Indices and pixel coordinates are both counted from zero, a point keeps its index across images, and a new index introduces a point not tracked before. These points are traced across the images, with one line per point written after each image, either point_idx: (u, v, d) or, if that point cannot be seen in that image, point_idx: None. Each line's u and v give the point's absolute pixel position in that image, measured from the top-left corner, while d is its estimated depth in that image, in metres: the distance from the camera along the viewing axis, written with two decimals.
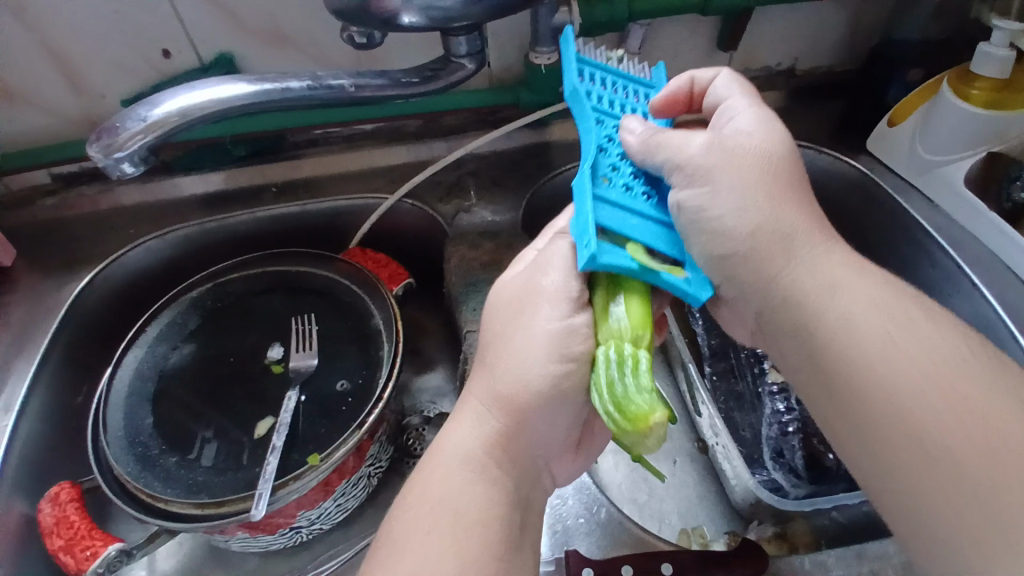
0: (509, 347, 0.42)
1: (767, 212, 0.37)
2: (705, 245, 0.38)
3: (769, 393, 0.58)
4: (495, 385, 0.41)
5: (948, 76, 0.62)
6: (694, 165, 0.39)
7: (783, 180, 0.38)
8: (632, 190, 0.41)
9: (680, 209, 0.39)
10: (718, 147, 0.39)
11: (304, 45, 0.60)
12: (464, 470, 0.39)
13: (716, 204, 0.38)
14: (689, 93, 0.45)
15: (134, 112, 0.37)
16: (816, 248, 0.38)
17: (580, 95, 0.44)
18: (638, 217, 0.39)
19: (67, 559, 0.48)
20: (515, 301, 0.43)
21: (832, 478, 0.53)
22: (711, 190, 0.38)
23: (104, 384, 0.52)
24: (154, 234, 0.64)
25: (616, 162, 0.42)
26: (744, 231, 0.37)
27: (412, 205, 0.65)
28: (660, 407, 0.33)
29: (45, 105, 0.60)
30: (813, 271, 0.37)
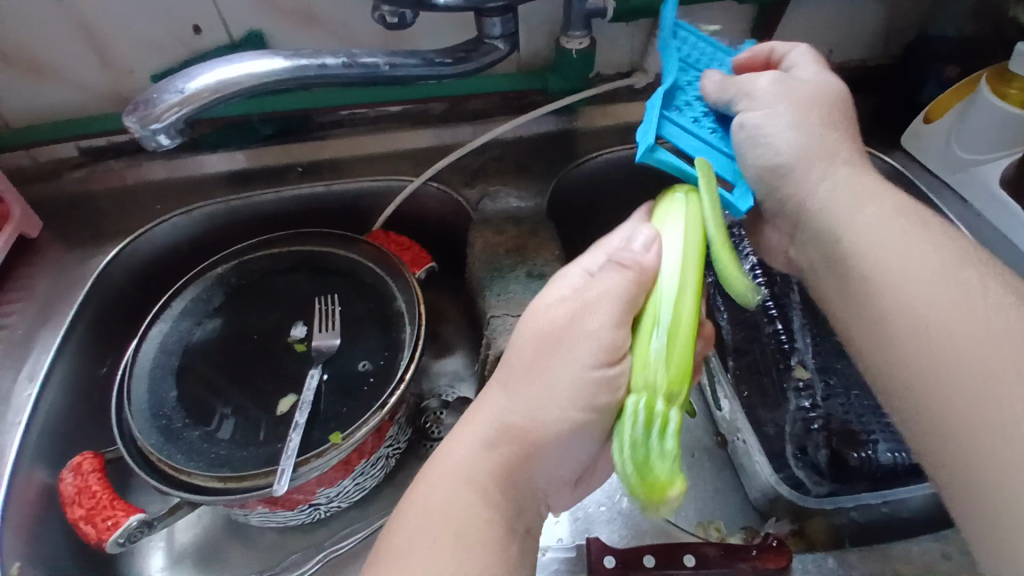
0: (536, 380, 0.39)
1: (816, 140, 0.43)
2: (758, 158, 0.44)
3: (794, 388, 0.54)
4: (513, 413, 0.39)
5: (986, 74, 0.60)
6: (762, 96, 0.44)
7: (833, 128, 0.44)
8: (700, 124, 0.46)
9: (741, 128, 0.44)
10: (782, 86, 0.45)
11: (333, 25, 0.60)
12: (469, 489, 0.37)
13: (775, 126, 0.43)
14: (766, 60, 0.49)
15: (171, 84, 0.37)
16: (853, 166, 0.43)
17: (670, 43, 0.48)
18: (697, 141, 0.45)
19: (87, 528, 0.48)
20: (553, 332, 0.40)
21: (855, 475, 0.51)
22: (772, 114, 0.43)
23: (129, 356, 0.53)
24: (179, 210, 0.64)
25: (690, 100, 0.46)
26: (793, 150, 0.43)
27: (436, 188, 0.65)
28: (678, 481, 0.35)
29: (75, 78, 0.60)
30: (845, 187, 0.42)
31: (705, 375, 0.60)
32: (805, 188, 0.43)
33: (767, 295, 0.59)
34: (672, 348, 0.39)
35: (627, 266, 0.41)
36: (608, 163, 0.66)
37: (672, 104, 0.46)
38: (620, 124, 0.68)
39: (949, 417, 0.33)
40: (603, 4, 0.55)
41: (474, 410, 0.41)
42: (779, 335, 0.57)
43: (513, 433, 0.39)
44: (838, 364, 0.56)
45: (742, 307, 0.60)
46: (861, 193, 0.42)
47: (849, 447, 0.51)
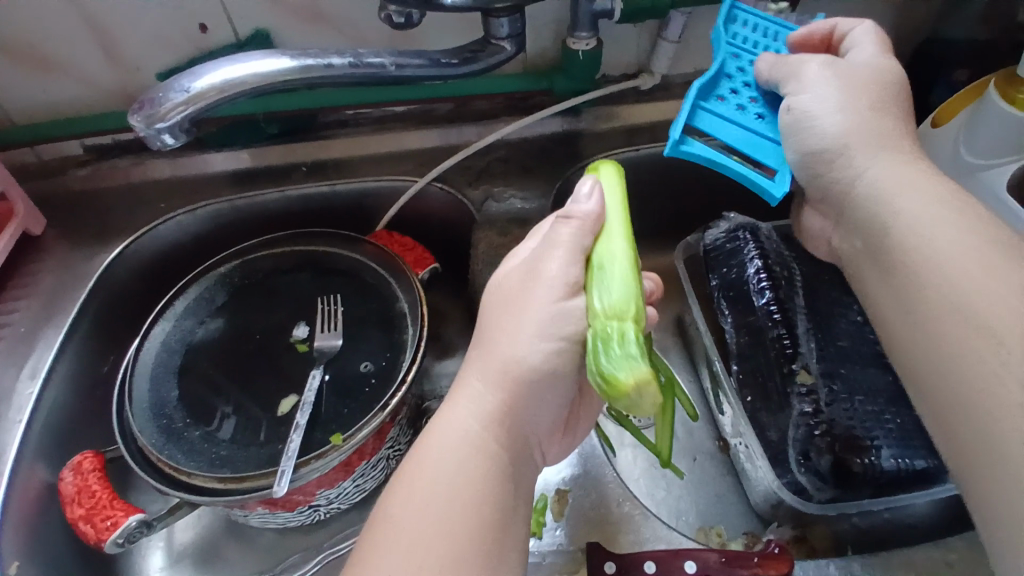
0: (507, 330, 0.41)
1: (865, 121, 0.42)
2: (802, 142, 0.43)
3: (798, 392, 0.53)
4: (493, 364, 0.40)
5: (995, 78, 0.59)
6: (810, 76, 0.43)
7: (884, 105, 0.43)
8: (745, 110, 0.46)
9: (788, 111, 0.43)
10: (833, 66, 0.44)
11: (341, 25, 0.60)
12: (464, 445, 0.37)
13: (822, 108, 0.42)
14: (827, 38, 0.48)
15: (177, 83, 0.37)
16: (899, 153, 0.42)
17: (721, 31, 0.49)
18: (737, 128, 0.45)
19: (86, 528, 0.48)
20: (515, 289, 0.42)
21: (860, 483, 0.50)
22: (819, 95, 0.42)
23: (131, 355, 0.53)
24: (183, 209, 0.64)
25: (738, 86, 0.47)
26: (841, 133, 0.42)
27: (440, 188, 0.65)
28: (641, 375, 0.35)
29: (82, 75, 0.60)
30: (889, 172, 0.41)
31: (708, 379, 0.60)
32: (847, 177, 0.42)
33: (771, 300, 0.57)
34: (609, 270, 0.40)
35: (571, 216, 0.43)
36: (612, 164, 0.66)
37: (715, 90, 0.47)
38: (626, 125, 0.67)
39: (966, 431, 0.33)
40: (610, 5, 0.54)
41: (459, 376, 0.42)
42: (782, 340, 0.55)
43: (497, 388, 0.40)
44: (841, 370, 0.55)
45: (746, 310, 0.58)
46: (897, 181, 0.40)
47: (853, 453, 0.50)
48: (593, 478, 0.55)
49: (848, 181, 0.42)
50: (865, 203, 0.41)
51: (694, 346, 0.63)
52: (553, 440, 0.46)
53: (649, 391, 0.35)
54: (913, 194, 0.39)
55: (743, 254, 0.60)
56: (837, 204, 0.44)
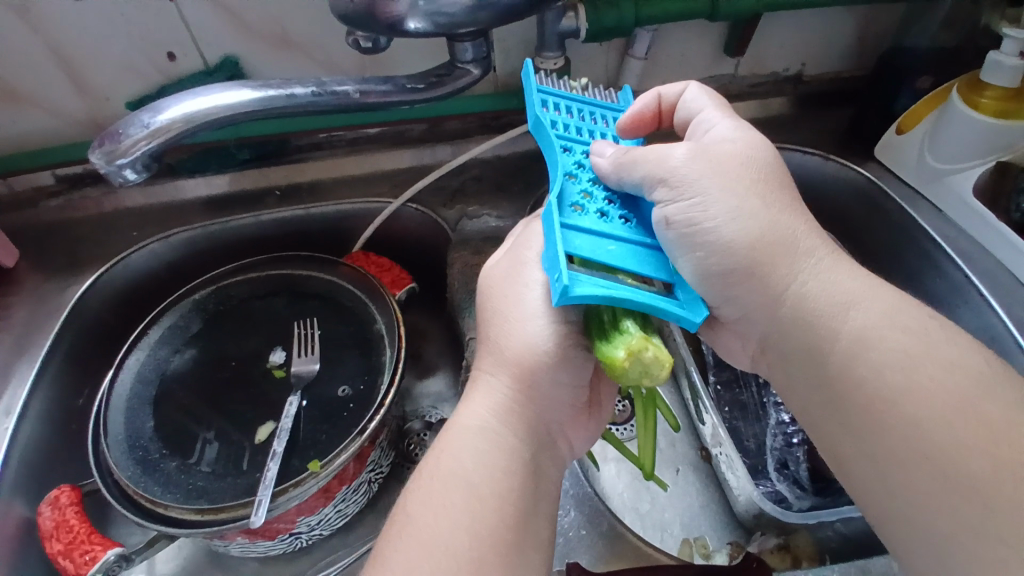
0: (507, 320, 0.42)
1: (763, 220, 0.37)
2: (698, 258, 0.38)
3: (774, 403, 0.58)
4: (503, 356, 0.41)
5: (958, 84, 0.61)
6: (676, 177, 0.38)
7: (771, 186, 0.38)
8: (607, 215, 0.40)
9: (667, 223, 0.38)
10: (699, 156, 0.39)
11: (309, 49, 0.60)
12: (481, 441, 0.38)
13: (705, 214, 0.37)
14: (658, 110, 0.46)
15: (137, 119, 0.37)
16: (818, 254, 0.37)
17: (544, 123, 0.44)
18: (615, 242, 0.38)
19: (64, 564, 0.47)
20: (510, 277, 0.43)
21: (837, 490, 0.53)
22: (698, 198, 0.37)
23: (105, 386, 0.52)
24: (158, 236, 0.64)
25: (587, 188, 0.41)
26: (739, 239, 0.37)
27: (415, 209, 0.65)
28: (637, 344, 0.34)
29: (51, 106, 0.60)
30: (820, 284, 0.37)
31: (687, 390, 0.60)
32: (769, 288, 0.38)
33: None
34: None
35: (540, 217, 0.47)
36: None
37: (566, 202, 0.40)
38: None
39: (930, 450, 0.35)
40: (575, 24, 0.55)
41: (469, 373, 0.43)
42: None
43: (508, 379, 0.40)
44: None
45: None
46: (847, 293, 0.37)
47: None
48: (574, 495, 0.55)
49: (773, 296, 0.38)
50: (805, 321, 0.37)
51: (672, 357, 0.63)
52: (575, 420, 0.45)
53: (648, 356, 0.34)
54: (866, 303, 0.37)
55: None
56: (760, 318, 0.39)
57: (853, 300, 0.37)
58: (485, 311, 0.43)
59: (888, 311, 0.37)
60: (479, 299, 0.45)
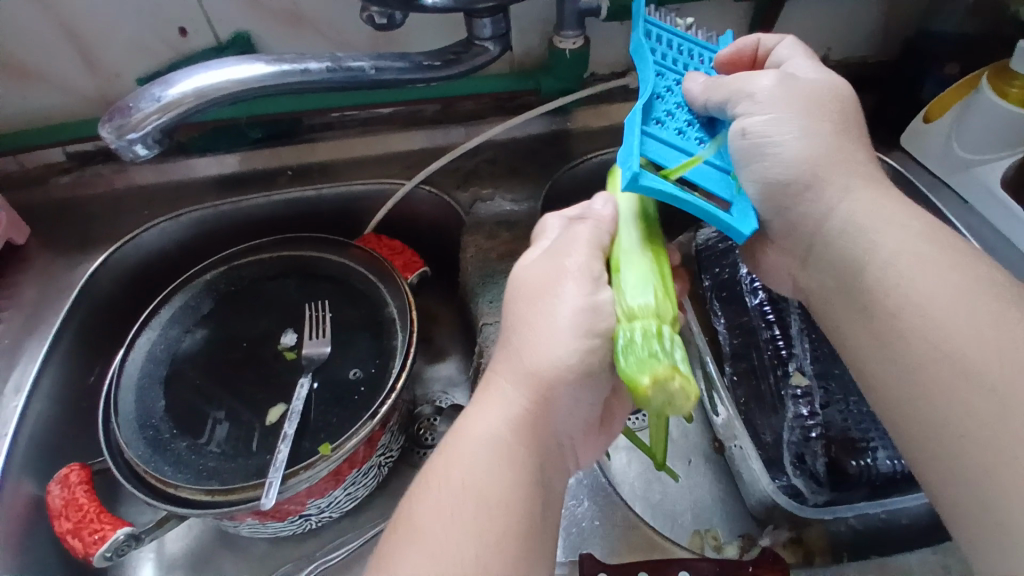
0: (536, 329, 0.39)
1: (834, 144, 0.39)
2: (766, 172, 0.39)
3: (793, 396, 0.53)
4: (525, 367, 0.39)
5: (988, 71, 0.59)
6: (760, 96, 0.40)
7: (842, 118, 0.40)
8: (684, 134, 0.41)
9: (743, 135, 0.39)
10: (783, 83, 0.41)
11: (322, 26, 0.59)
12: (496, 455, 0.36)
13: (779, 132, 0.39)
14: (754, 56, 0.46)
15: (148, 92, 0.36)
16: (870, 180, 0.39)
17: (644, 48, 0.44)
18: (686, 156, 0.39)
19: (74, 543, 0.48)
20: (541, 280, 0.41)
21: (855, 485, 0.50)
22: (774, 116, 0.39)
23: (116, 365, 0.52)
24: (168, 215, 0.63)
25: (671, 108, 0.42)
26: (805, 158, 0.39)
27: (428, 191, 0.64)
28: (663, 373, 0.33)
29: (62, 81, 0.59)
30: (868, 207, 0.38)
31: (702, 379, 0.59)
32: (820, 206, 0.39)
33: (764, 301, 0.58)
34: (624, 270, 0.40)
35: (586, 217, 0.44)
36: (601, 164, 0.66)
37: (650, 116, 0.40)
38: (616, 124, 0.66)
39: None
40: (596, 2, 0.53)
41: (483, 380, 0.41)
42: (776, 340, 0.56)
43: (528, 395, 0.38)
44: (836, 370, 0.54)
45: (740, 312, 0.59)
46: (885, 215, 0.37)
47: (848, 455, 0.50)
48: (588, 483, 0.54)
49: (817, 213, 0.39)
50: (843, 239, 0.38)
51: (688, 347, 0.61)
52: (586, 438, 0.45)
53: (673, 386, 0.33)
54: (897, 228, 0.37)
55: (734, 254, 0.61)
56: (804, 238, 0.41)
57: (885, 226, 0.37)
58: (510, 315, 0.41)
59: (920, 233, 0.37)
60: (507, 298, 0.43)
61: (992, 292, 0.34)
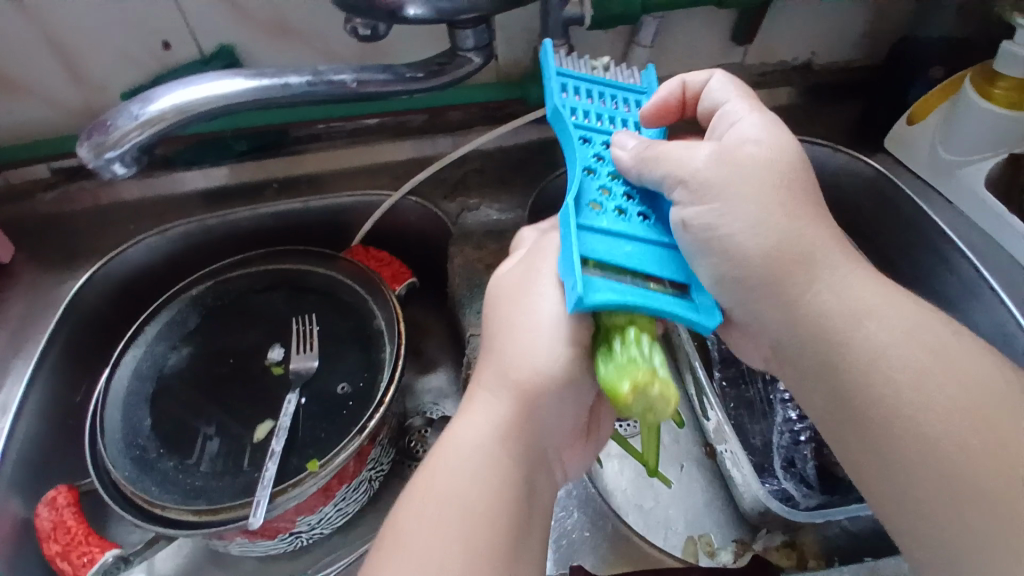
0: (516, 333, 0.40)
1: (791, 232, 0.37)
2: (716, 264, 0.38)
3: (781, 401, 0.57)
4: (506, 371, 0.39)
5: (972, 73, 0.59)
6: (698, 181, 0.38)
7: (795, 196, 0.38)
8: (625, 213, 0.40)
9: (685, 228, 0.38)
10: (724, 158, 0.39)
11: (307, 38, 0.58)
12: (485, 452, 0.37)
13: (726, 223, 0.37)
14: (682, 99, 0.44)
15: (126, 109, 0.36)
16: (835, 265, 0.38)
17: (563, 111, 0.44)
18: (631, 243, 0.37)
19: (63, 565, 0.47)
20: (518, 288, 0.42)
21: (846, 489, 0.52)
22: (719, 204, 0.37)
23: (102, 383, 0.51)
24: (154, 230, 0.63)
25: (606, 183, 0.41)
26: (759, 248, 0.37)
27: (416, 202, 0.63)
28: (643, 379, 0.32)
29: (44, 97, 0.58)
30: (837, 293, 0.38)
31: (693, 386, 0.58)
32: (779, 302, 0.38)
33: None
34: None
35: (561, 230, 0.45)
36: None
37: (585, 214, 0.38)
38: None
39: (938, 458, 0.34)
40: (580, 12, 0.53)
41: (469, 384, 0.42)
42: None
43: (512, 394, 0.39)
44: None
45: None
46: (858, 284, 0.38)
47: (836, 459, 0.53)
48: (579, 493, 0.54)
49: (785, 305, 0.38)
50: (813, 326, 0.38)
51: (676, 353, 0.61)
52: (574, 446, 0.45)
53: (653, 392, 0.32)
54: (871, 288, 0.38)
55: None
56: (774, 326, 0.39)
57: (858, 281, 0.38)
58: (494, 321, 0.42)
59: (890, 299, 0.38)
60: (489, 307, 0.44)
61: None
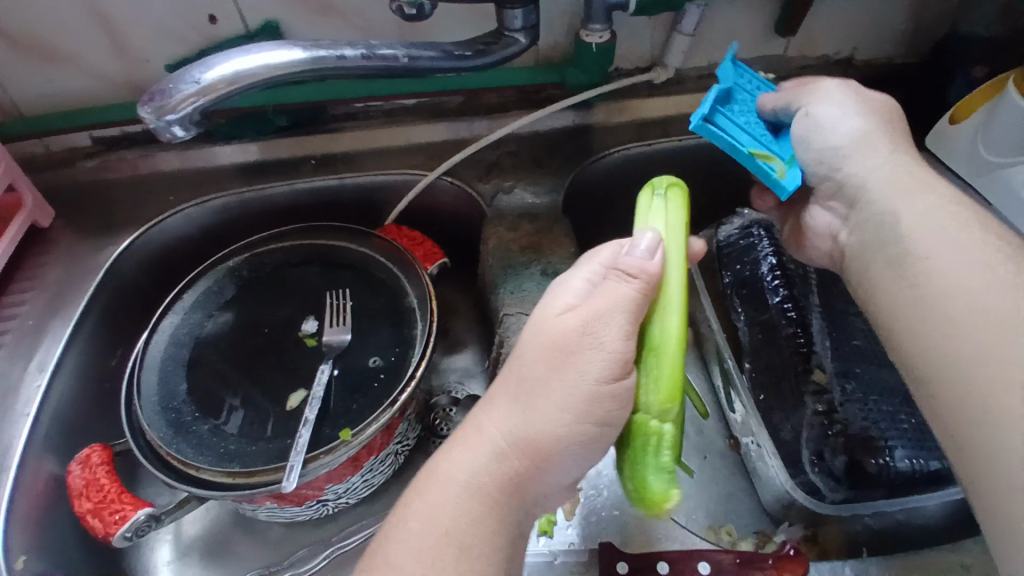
0: (551, 390, 0.37)
1: (879, 130, 0.46)
2: (818, 146, 0.46)
3: (812, 392, 0.53)
4: (530, 426, 0.37)
5: (1015, 75, 0.58)
6: (818, 96, 0.46)
7: (884, 123, 0.47)
8: (750, 128, 0.47)
9: (803, 119, 0.46)
10: (840, 89, 0.47)
11: (350, 15, 0.59)
12: (467, 505, 0.35)
13: (835, 123, 0.45)
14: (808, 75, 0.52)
15: (187, 74, 0.36)
16: (931, 194, 0.41)
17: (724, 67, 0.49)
18: (748, 136, 0.46)
19: (95, 522, 0.47)
20: (570, 339, 0.37)
21: (874, 483, 0.50)
22: (834, 103, 0.46)
23: (140, 347, 0.52)
24: (193, 201, 0.64)
25: (743, 111, 0.47)
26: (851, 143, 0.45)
27: (450, 182, 0.64)
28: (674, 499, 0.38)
29: (90, 65, 0.60)
30: (924, 231, 0.40)
31: (718, 375, 0.61)
32: (864, 172, 0.44)
33: (784, 299, 0.58)
34: (657, 354, 0.38)
35: (636, 275, 0.38)
36: (623, 159, 0.66)
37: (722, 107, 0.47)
38: (637, 121, 0.67)
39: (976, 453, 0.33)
40: None
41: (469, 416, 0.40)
42: (797, 336, 0.56)
43: (506, 451, 0.37)
44: (857, 369, 0.54)
45: (759, 307, 0.59)
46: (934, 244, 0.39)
47: (868, 453, 0.50)
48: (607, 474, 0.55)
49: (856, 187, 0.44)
50: (883, 196, 0.43)
51: (704, 343, 0.63)
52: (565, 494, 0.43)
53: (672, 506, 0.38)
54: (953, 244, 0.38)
55: (756, 252, 0.62)
56: (851, 197, 0.45)
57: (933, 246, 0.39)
58: (533, 365, 0.37)
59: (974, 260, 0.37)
60: (528, 336, 0.39)
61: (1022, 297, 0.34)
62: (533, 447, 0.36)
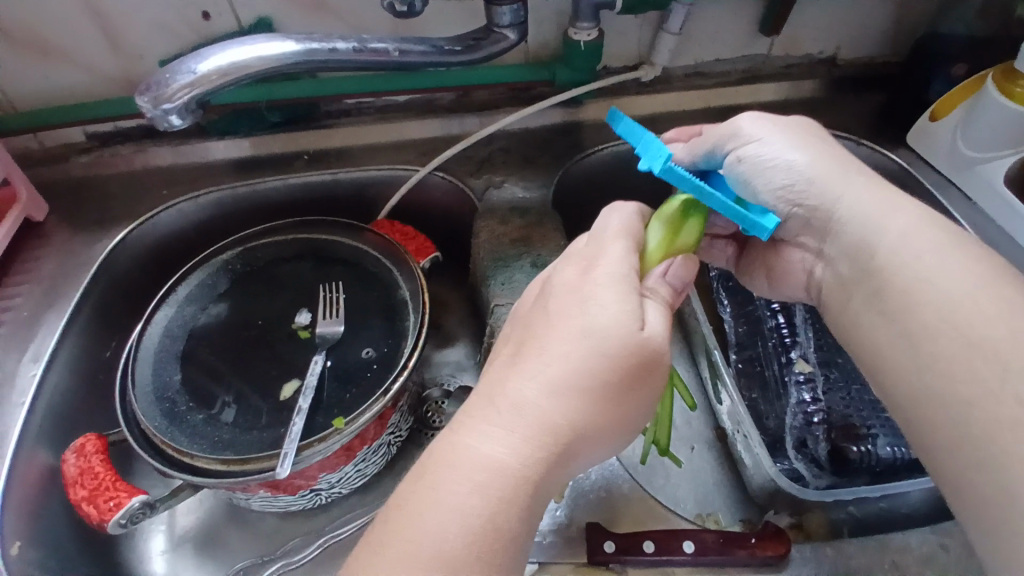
0: (620, 405, 0.36)
1: (820, 154, 0.46)
2: (766, 183, 0.47)
3: (795, 382, 0.57)
4: (587, 425, 0.35)
5: (994, 72, 0.59)
6: (743, 134, 0.48)
7: (818, 142, 0.47)
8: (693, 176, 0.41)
9: (739, 162, 0.47)
10: (765, 118, 0.49)
11: (343, 13, 0.60)
12: (512, 490, 0.32)
13: (769, 152, 0.47)
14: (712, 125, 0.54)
15: (183, 65, 0.37)
16: (911, 219, 0.41)
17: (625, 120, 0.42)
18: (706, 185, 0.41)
19: (89, 509, 0.47)
20: (642, 357, 0.36)
21: (855, 470, 0.52)
22: (759, 141, 0.47)
23: (134, 339, 0.53)
24: (187, 196, 0.64)
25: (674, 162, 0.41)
26: (798, 166, 0.46)
27: (442, 177, 0.65)
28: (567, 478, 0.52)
29: (85, 61, 0.60)
30: (906, 244, 0.40)
31: (706, 369, 0.61)
32: (826, 198, 0.45)
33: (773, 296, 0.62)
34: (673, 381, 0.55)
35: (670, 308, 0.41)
36: (612, 156, 0.67)
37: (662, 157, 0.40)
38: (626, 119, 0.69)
39: (954, 435, 0.35)
40: None
41: (505, 386, 0.35)
42: (781, 329, 0.60)
43: (558, 442, 0.34)
44: (838, 359, 0.58)
45: (742, 301, 0.64)
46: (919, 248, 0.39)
47: (849, 441, 0.52)
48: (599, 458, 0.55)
49: (826, 203, 0.44)
50: (853, 229, 0.43)
51: (691, 336, 0.65)
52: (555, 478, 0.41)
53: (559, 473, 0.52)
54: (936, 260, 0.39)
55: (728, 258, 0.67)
56: (821, 224, 0.45)
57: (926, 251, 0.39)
58: (609, 376, 0.35)
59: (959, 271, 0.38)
60: (604, 344, 0.35)
61: (995, 293, 0.36)
62: (580, 441, 0.35)
